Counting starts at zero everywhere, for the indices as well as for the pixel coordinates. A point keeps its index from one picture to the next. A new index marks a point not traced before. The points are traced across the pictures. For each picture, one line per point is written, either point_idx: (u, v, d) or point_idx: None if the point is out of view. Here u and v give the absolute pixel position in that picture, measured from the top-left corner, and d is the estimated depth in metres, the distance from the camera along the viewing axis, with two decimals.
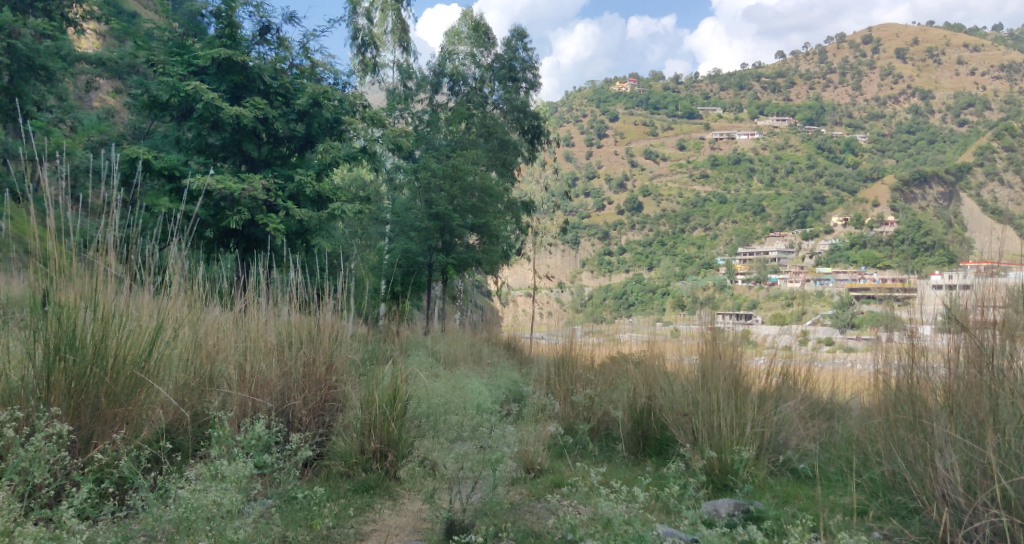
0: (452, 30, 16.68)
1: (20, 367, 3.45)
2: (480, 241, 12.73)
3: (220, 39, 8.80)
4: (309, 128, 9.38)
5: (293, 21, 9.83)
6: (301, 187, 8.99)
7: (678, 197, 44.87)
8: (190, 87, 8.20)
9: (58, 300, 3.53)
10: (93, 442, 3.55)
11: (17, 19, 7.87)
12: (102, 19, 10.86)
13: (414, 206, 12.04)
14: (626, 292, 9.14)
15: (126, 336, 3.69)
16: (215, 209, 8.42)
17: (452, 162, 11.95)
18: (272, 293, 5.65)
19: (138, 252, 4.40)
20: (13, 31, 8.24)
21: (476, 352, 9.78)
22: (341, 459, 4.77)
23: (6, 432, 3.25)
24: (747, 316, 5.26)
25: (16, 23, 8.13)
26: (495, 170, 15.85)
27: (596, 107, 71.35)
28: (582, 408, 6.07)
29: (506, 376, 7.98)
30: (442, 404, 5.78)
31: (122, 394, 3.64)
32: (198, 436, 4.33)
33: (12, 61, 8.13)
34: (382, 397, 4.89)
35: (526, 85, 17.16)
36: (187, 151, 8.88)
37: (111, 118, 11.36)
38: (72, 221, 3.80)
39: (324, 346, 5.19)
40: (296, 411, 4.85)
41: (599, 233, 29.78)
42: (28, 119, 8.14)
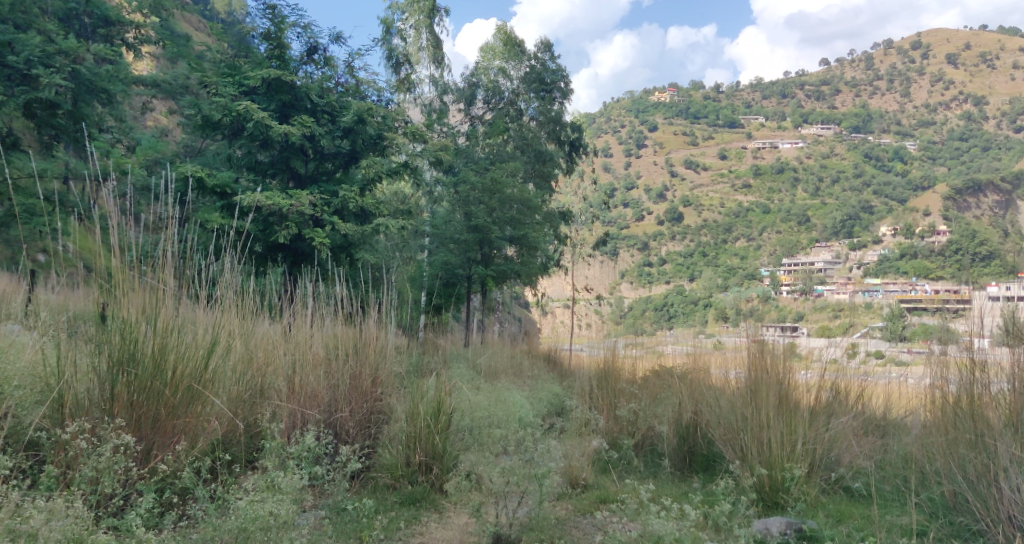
0: (487, 45, 16.84)
1: (86, 379, 3.58)
2: (519, 253, 12.75)
3: (270, 59, 9.13)
4: (353, 145, 9.57)
5: (338, 41, 10.08)
6: (345, 202, 9.15)
7: (720, 207, 44.13)
8: (241, 107, 8.44)
9: (120, 315, 3.64)
10: (154, 452, 3.66)
11: (82, 45, 7.97)
12: (156, 42, 11.22)
13: (453, 219, 12.14)
14: (666, 304, 9.03)
15: (184, 350, 3.80)
16: (264, 224, 8.62)
17: (491, 175, 12.02)
18: (319, 305, 5.75)
19: (193, 266, 4.51)
20: (77, 58, 8.31)
21: (515, 364, 9.76)
22: (387, 471, 4.83)
23: (76, 444, 3.39)
24: (793, 328, 5.13)
25: (79, 49, 8.22)
26: (532, 182, 15.88)
27: (635, 117, 70.89)
28: (626, 422, 6.01)
29: (548, 390, 7.96)
30: (485, 418, 5.81)
31: (180, 406, 3.74)
32: (251, 446, 4.45)
33: (75, 85, 8.11)
34: (426, 410, 4.92)
35: (559, 96, 17.07)
36: (237, 168, 9.13)
37: (164, 137, 11.71)
38: (134, 239, 3.93)
39: (370, 359, 5.27)
40: (343, 422, 4.95)
41: (640, 245, 29.40)
42: (91, 141, 8.44)
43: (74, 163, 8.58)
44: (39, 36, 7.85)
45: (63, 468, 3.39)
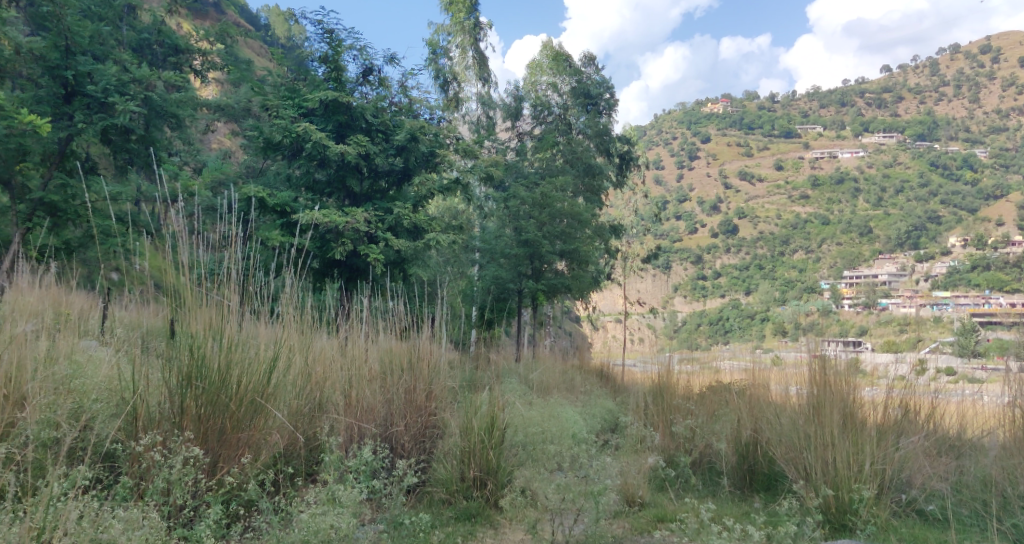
0: (535, 62, 16.99)
1: (157, 393, 3.70)
2: (570, 267, 12.70)
3: (327, 81, 9.40)
4: (406, 162, 9.72)
5: (392, 62, 10.31)
6: (399, 219, 9.30)
7: (777, 218, 43.21)
8: (300, 128, 8.69)
9: (189, 331, 3.76)
10: (221, 465, 3.77)
11: (154, 72, 8.24)
12: (221, 68, 11.59)
13: (504, 234, 12.22)
14: (722, 319, 8.86)
15: (248, 365, 3.90)
16: (321, 241, 8.82)
17: (541, 190, 12.04)
18: (373, 319, 5.82)
19: (255, 282, 4.62)
20: (150, 85, 8.59)
21: (568, 379, 9.70)
22: (442, 486, 4.85)
23: (149, 456, 3.51)
24: (856, 343, 4.88)
25: (152, 76, 8.42)
26: (582, 196, 15.90)
27: (687, 128, 70.24)
28: (682, 439, 5.89)
29: (601, 406, 7.86)
30: (539, 433, 5.80)
31: (244, 419, 3.85)
32: (310, 459, 4.53)
33: (148, 112, 8.34)
34: (480, 425, 4.92)
35: (607, 109, 17.09)
36: (295, 188, 9.41)
37: (228, 158, 12.06)
38: (201, 257, 4.06)
39: (424, 374, 5.31)
40: (399, 436, 5.01)
41: (694, 257, 29.05)
42: (161, 164, 8.72)
43: (147, 186, 8.82)
44: (116, 65, 8.16)
45: (137, 479, 3.52)
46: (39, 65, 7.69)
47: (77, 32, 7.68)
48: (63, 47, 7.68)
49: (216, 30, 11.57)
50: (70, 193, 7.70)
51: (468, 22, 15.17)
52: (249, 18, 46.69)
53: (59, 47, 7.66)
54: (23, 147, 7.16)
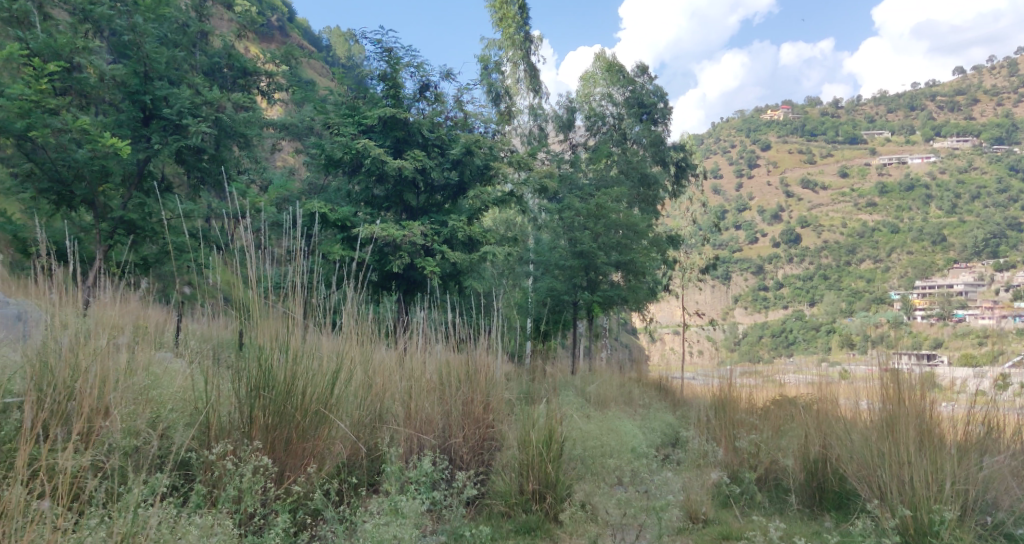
0: (588, 73, 17.05)
1: (228, 404, 3.82)
2: (626, 279, 12.57)
3: (386, 98, 9.64)
4: (461, 176, 9.82)
5: (448, 77, 10.46)
6: (454, 231, 9.38)
7: (842, 227, 41.93)
8: (359, 145, 8.91)
9: (257, 342, 3.87)
10: (287, 474, 3.85)
11: (224, 95, 8.53)
12: (285, 88, 11.94)
13: (559, 245, 12.21)
14: (784, 331, 8.62)
15: (312, 376, 3.98)
16: (380, 254, 8.98)
17: (595, 201, 12.00)
18: (431, 331, 5.85)
19: (318, 294, 4.71)
20: (220, 107, 8.88)
21: (626, 392, 9.58)
22: (501, 499, 4.82)
23: (221, 464, 3.61)
24: (931, 356, 4.66)
25: (222, 98, 8.72)
26: (638, 207, 15.81)
27: (746, 136, 69.10)
28: (747, 455, 5.73)
29: (660, 420, 7.72)
30: (598, 446, 5.74)
31: (309, 429, 3.93)
32: (372, 470, 4.58)
33: (218, 131, 8.63)
34: (538, 437, 4.89)
35: (662, 119, 16.99)
36: (355, 203, 9.62)
37: (292, 175, 12.39)
38: (267, 271, 4.17)
39: (481, 385, 5.32)
40: (457, 448, 5.03)
41: (755, 268, 28.44)
42: (231, 183, 9.00)
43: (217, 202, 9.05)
44: (190, 89, 8.47)
45: (210, 487, 3.62)
46: (120, 90, 8.03)
47: (155, 58, 7.93)
48: (142, 73, 7.98)
49: (280, 52, 11.94)
50: (147, 211, 7.89)
51: (518, 36, 15.23)
52: (312, 39, 48.07)
53: (138, 73, 7.95)
54: (106, 169, 7.44)
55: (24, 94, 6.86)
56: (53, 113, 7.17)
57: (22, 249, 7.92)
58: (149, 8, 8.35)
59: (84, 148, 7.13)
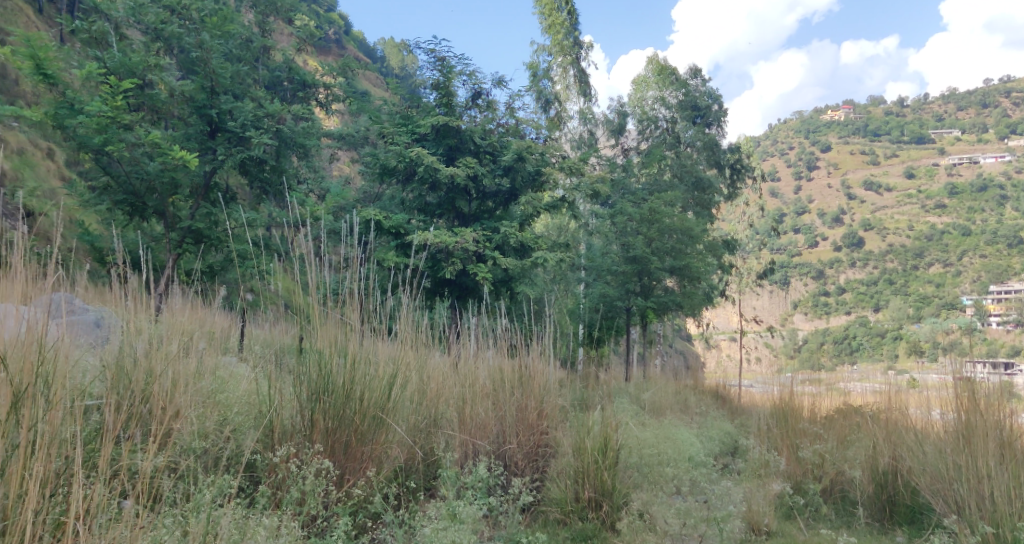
0: (640, 77, 17.00)
1: (290, 407, 3.90)
2: (681, 284, 12.35)
3: (439, 107, 9.76)
4: (512, 182, 9.82)
5: (500, 84, 10.52)
6: (506, 237, 9.41)
7: (908, 229, 40.40)
8: (413, 153, 9.04)
9: (316, 348, 3.95)
10: (347, 477, 3.91)
11: (285, 107, 8.76)
12: (342, 100, 12.16)
13: (611, 250, 12.12)
14: (848, 337, 8.34)
15: (369, 381, 4.03)
16: (433, 261, 9.06)
17: (649, 205, 11.88)
18: (484, 337, 5.88)
19: (374, 299, 4.78)
20: (281, 119, 9.13)
21: (682, 400, 9.41)
22: (557, 506, 4.77)
23: (285, 466, 3.69)
24: (1007, 365, 4.41)
25: (282, 110, 8.97)
26: (692, 210, 15.59)
27: (803, 138, 67.44)
28: (811, 465, 5.57)
29: (718, 428, 7.56)
30: (654, 455, 5.67)
31: (368, 433, 3.99)
32: (428, 474, 4.60)
33: (279, 143, 8.86)
34: (593, 444, 4.83)
35: (715, 120, 16.79)
36: (409, 210, 9.76)
37: (349, 184, 12.59)
38: (326, 277, 4.25)
39: (535, 392, 5.31)
40: (512, 454, 5.02)
41: (816, 272, 27.67)
42: (291, 193, 9.21)
43: (278, 212, 9.25)
44: (252, 102, 8.74)
45: (274, 489, 3.70)
46: (188, 105, 8.31)
47: (221, 74, 8.23)
48: (208, 88, 8.27)
49: (338, 65, 12.22)
50: (213, 220, 8.12)
51: (568, 42, 15.18)
52: (367, 51, 48.99)
53: (205, 88, 8.26)
54: (175, 181, 7.73)
55: (101, 111, 7.15)
56: (127, 129, 7.46)
57: (99, 258, 8.28)
58: (214, 25, 8.63)
59: (155, 161, 7.42)
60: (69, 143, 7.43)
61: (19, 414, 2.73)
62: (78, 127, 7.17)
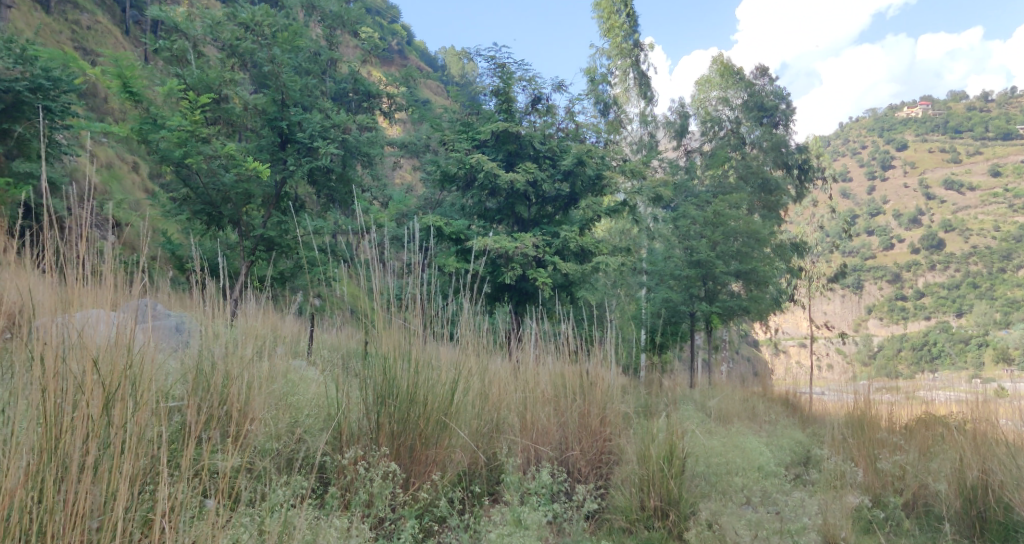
0: (703, 78, 16.77)
1: (357, 410, 3.95)
2: (747, 288, 12.02)
3: (499, 113, 9.82)
4: (573, 187, 9.76)
5: (560, 89, 10.51)
6: (566, 242, 9.36)
7: (993, 229, 38.36)
8: (474, 159, 9.11)
9: (381, 352, 3.99)
10: (413, 480, 3.93)
11: (350, 117, 8.95)
12: (405, 109, 12.38)
13: (674, 255, 11.92)
14: (927, 343, 7.96)
15: (432, 386, 4.05)
16: (493, 266, 9.07)
17: (713, 208, 11.64)
18: (546, 343, 5.84)
19: (436, 303, 4.80)
20: (346, 129, 9.33)
21: (750, 407, 9.14)
22: (622, 514, 4.64)
23: (352, 469, 3.74)
24: None
25: (347, 120, 9.17)
26: (759, 213, 15.23)
27: (876, 137, 65.06)
28: (891, 477, 5.31)
29: (789, 437, 7.31)
30: (723, 464, 5.51)
31: (432, 437, 4.01)
32: (491, 479, 4.58)
33: (345, 152, 9.06)
34: (659, 452, 4.69)
35: (783, 120, 16.47)
36: (469, 216, 9.84)
37: (411, 191, 12.77)
38: (389, 283, 4.30)
39: (597, 398, 5.25)
40: (575, 461, 4.96)
41: (892, 276, 26.58)
42: (356, 200, 9.38)
43: (343, 219, 9.44)
44: (319, 113, 8.96)
45: (342, 490, 3.75)
46: (261, 118, 8.59)
47: (291, 87, 8.48)
48: (279, 100, 8.52)
49: (401, 75, 12.45)
50: (285, 228, 8.22)
51: (627, 45, 15.03)
52: (428, 60, 49.82)
53: (277, 100, 8.51)
54: (249, 192, 7.97)
55: (181, 125, 7.46)
56: (205, 142, 7.75)
57: (179, 266, 8.64)
58: (284, 40, 8.91)
59: (230, 172, 7.67)
60: (152, 156, 7.78)
61: (109, 414, 2.84)
62: (160, 141, 7.50)
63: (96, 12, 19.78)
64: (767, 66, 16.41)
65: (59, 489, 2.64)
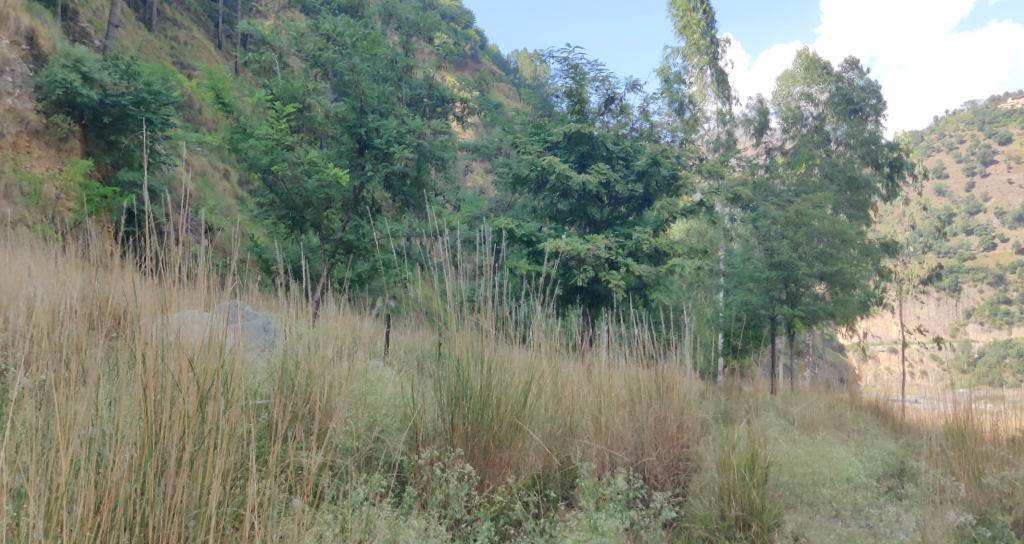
0: (786, 73, 16.38)
1: (432, 411, 3.96)
2: (832, 291, 11.52)
3: (571, 114, 9.73)
4: (647, 188, 9.57)
5: (634, 88, 10.33)
6: (640, 244, 9.17)
7: None
8: (545, 162, 9.07)
9: (454, 353, 3.98)
10: (488, 482, 3.90)
11: (425, 122, 9.04)
12: (478, 113, 12.45)
13: (753, 256, 11.54)
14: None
15: (505, 388, 4.01)
16: (565, 268, 8.99)
17: (795, 207, 11.19)
18: (620, 348, 5.71)
19: (509, 305, 4.75)
20: (421, 134, 9.43)
21: (836, 415, 8.71)
22: (702, 523, 4.42)
23: (428, 469, 3.74)
24: None
25: (421, 125, 9.27)
26: (844, 212, 14.61)
27: (974, 132, 61.47)
28: (998, 493, 4.93)
29: (879, 447, 6.92)
30: (809, 474, 5.25)
31: (506, 439, 3.96)
32: (566, 483, 4.49)
33: (420, 156, 9.16)
34: (740, 461, 4.47)
35: (873, 114, 15.64)
36: (541, 218, 9.81)
37: (485, 194, 12.86)
38: (462, 285, 4.29)
39: (674, 403, 5.09)
40: (651, 467, 4.82)
41: (996, 278, 25.02)
42: (430, 203, 9.46)
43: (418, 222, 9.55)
44: (395, 118, 9.09)
45: (419, 490, 3.75)
46: (340, 125, 8.78)
47: (369, 94, 8.63)
48: (357, 107, 8.67)
49: (474, 79, 12.53)
50: (361, 232, 8.43)
51: (704, 41, 14.66)
52: (502, 63, 50.13)
53: (355, 108, 8.68)
54: (329, 197, 8.17)
55: (267, 134, 7.73)
56: (290, 149, 7.99)
57: (265, 269, 8.96)
58: (364, 49, 9.08)
59: (312, 179, 7.89)
60: (241, 164, 8.07)
61: (203, 411, 2.92)
62: (250, 149, 7.78)
63: (192, 28, 20.75)
64: (855, 58, 15.72)
65: (159, 483, 2.71)
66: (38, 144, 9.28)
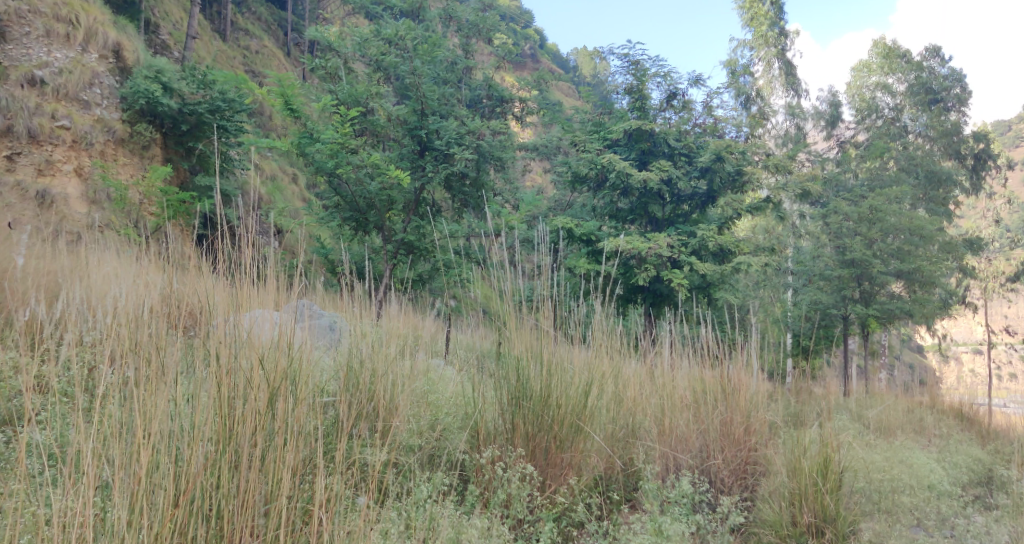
0: (860, 62, 15.60)
1: (493, 410, 3.92)
2: (910, 289, 10.96)
3: (632, 111, 9.58)
4: (711, 184, 9.30)
5: (697, 83, 10.06)
6: (704, 242, 8.93)
7: None
8: (605, 159, 8.97)
9: (514, 353, 3.93)
10: (549, 483, 3.83)
11: (485, 123, 9.03)
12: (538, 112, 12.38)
13: (824, 253, 11.12)
14: None
15: (566, 388, 3.93)
16: (625, 267, 8.85)
17: (869, 203, 10.71)
18: (683, 348, 5.54)
19: (569, 304, 4.66)
20: (481, 134, 9.43)
21: (916, 418, 8.25)
22: (771, 529, 4.24)
23: (490, 468, 3.70)
24: None
25: (481, 126, 9.26)
26: (922, 207, 13.95)
27: None
28: None
29: (964, 453, 6.51)
30: (888, 481, 4.97)
31: (567, 439, 3.89)
32: (629, 485, 4.39)
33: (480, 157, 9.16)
34: (812, 465, 4.25)
35: (954, 106, 15.02)
36: (601, 217, 9.69)
37: (544, 193, 12.78)
38: (521, 285, 4.22)
39: (741, 404, 4.90)
40: (718, 470, 4.66)
41: None
42: (490, 204, 9.44)
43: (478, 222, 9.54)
44: (455, 120, 9.12)
45: (482, 489, 3.72)
46: (402, 128, 8.83)
47: (430, 96, 8.66)
48: (418, 109, 8.72)
49: (534, 78, 12.45)
50: (423, 232, 8.48)
51: (772, 33, 14.21)
52: (560, 62, 49.89)
53: (417, 110, 8.72)
54: (392, 198, 8.25)
55: (333, 138, 7.84)
56: (354, 152, 8.08)
57: (330, 269, 9.12)
58: (425, 52, 9.15)
59: (375, 181, 8.00)
60: (308, 167, 8.20)
61: (273, 408, 2.96)
62: (316, 153, 7.90)
63: (262, 37, 21.34)
64: (936, 45, 14.91)
65: (233, 477, 2.76)
66: (123, 152, 9.59)
